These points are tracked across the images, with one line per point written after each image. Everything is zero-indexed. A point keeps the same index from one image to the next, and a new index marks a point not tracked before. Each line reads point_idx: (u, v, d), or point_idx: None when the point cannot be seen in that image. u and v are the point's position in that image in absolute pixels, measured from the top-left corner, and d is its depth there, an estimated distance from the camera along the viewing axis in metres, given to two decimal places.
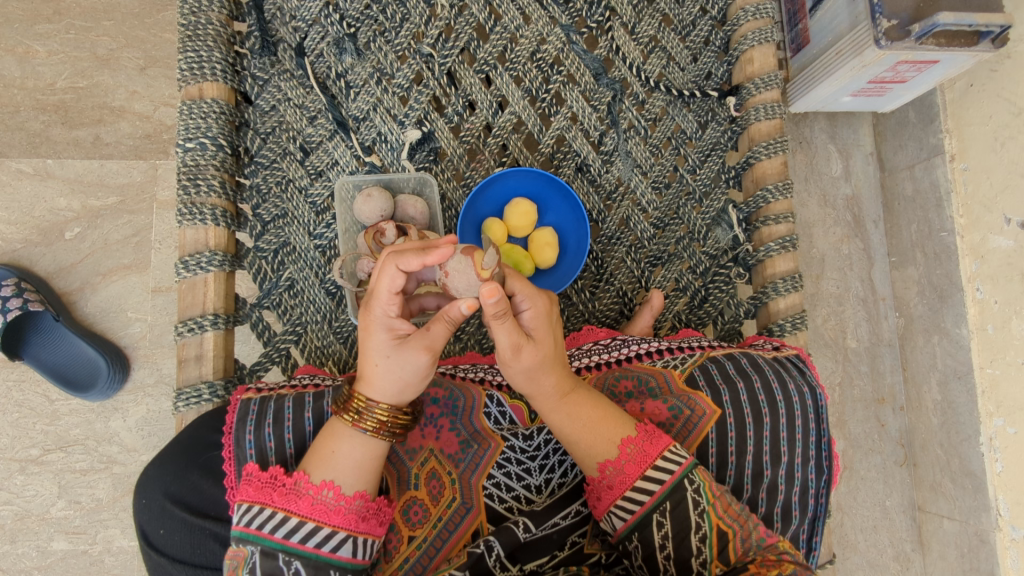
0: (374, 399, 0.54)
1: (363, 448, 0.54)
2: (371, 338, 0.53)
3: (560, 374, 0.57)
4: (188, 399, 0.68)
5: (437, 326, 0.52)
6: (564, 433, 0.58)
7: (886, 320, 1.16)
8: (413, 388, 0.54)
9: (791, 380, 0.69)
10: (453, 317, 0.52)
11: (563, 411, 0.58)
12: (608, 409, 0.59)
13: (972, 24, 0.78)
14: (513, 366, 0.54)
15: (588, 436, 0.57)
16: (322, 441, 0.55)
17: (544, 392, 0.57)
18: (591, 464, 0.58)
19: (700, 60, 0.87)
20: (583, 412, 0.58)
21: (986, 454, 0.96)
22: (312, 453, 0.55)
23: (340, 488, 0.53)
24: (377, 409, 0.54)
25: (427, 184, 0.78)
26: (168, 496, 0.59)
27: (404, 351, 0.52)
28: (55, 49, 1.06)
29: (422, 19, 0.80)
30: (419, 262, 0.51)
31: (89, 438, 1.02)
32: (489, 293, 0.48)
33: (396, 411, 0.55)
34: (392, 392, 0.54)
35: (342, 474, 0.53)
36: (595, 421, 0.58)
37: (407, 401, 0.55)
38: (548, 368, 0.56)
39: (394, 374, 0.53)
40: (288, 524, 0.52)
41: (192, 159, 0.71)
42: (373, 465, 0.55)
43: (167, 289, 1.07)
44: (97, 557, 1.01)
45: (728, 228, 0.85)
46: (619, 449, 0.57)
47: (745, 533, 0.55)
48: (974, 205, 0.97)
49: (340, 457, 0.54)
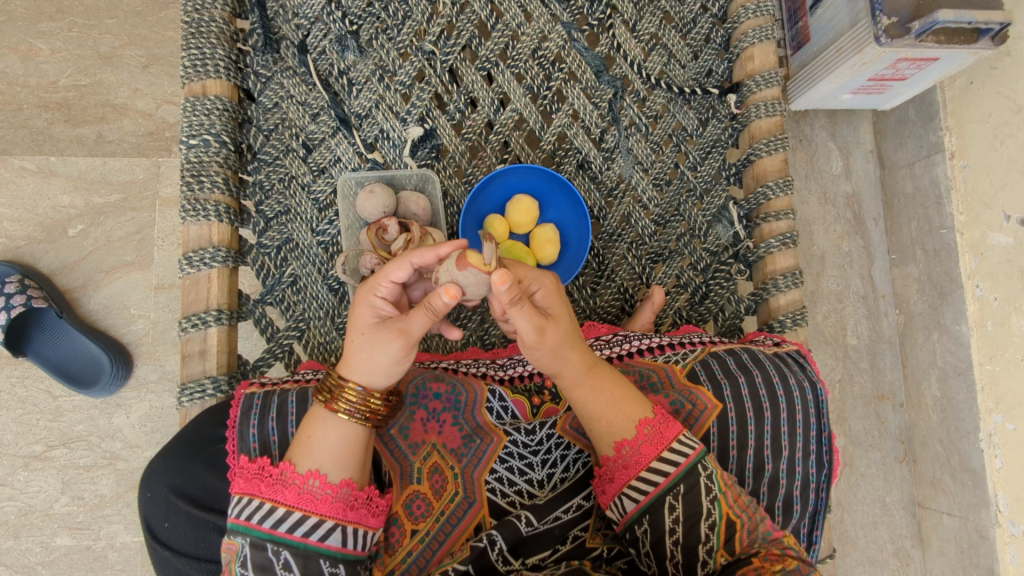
0: (348, 378, 0.55)
1: (340, 433, 0.55)
2: (356, 316, 0.55)
3: (582, 351, 0.58)
4: (192, 394, 0.68)
5: (418, 314, 0.52)
6: (587, 411, 0.59)
7: (886, 318, 1.16)
8: (387, 374, 0.55)
9: (792, 375, 0.69)
10: (435, 308, 0.51)
11: (587, 388, 0.58)
12: (628, 389, 0.60)
13: (972, 22, 0.79)
14: (539, 349, 0.55)
15: (611, 413, 0.58)
16: (306, 431, 0.55)
17: (569, 370, 0.58)
18: (609, 442, 0.58)
19: (701, 58, 0.87)
20: (606, 391, 0.59)
21: (985, 450, 0.96)
22: (296, 443, 0.55)
23: (325, 477, 0.53)
24: (347, 390, 0.55)
25: (429, 180, 0.79)
26: (172, 489, 0.59)
27: (380, 332, 0.53)
28: (57, 47, 1.07)
29: (424, 17, 0.80)
30: (432, 255, 0.55)
31: (92, 435, 1.03)
32: (501, 281, 0.48)
33: (367, 395, 0.55)
34: (365, 374, 0.55)
35: (325, 462, 0.54)
36: (616, 399, 0.59)
37: (381, 386, 0.55)
38: (571, 345, 0.57)
39: (366, 353, 0.54)
40: (275, 515, 0.52)
41: (196, 156, 0.72)
42: (354, 451, 0.55)
43: (169, 286, 1.07)
44: (100, 553, 1.01)
45: (729, 225, 0.85)
46: (637, 428, 0.58)
47: (752, 525, 0.56)
48: (974, 202, 0.97)
49: (319, 444, 0.54)
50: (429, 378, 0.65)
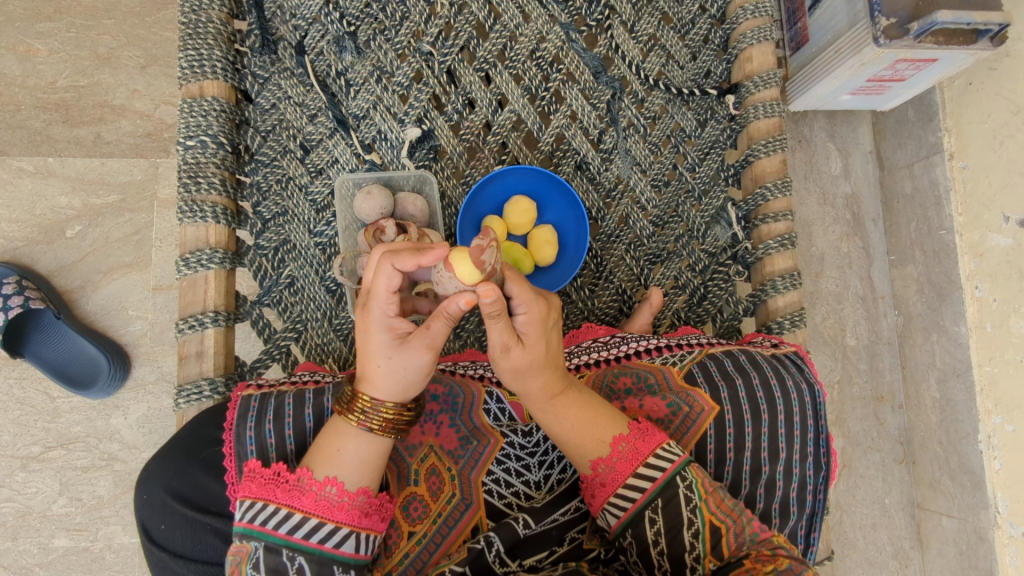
0: (378, 399, 0.54)
1: (369, 446, 0.55)
2: (371, 339, 0.53)
3: (552, 376, 0.57)
4: (189, 396, 0.68)
5: (437, 324, 0.51)
6: (553, 431, 0.59)
7: (885, 318, 1.16)
8: (417, 385, 0.55)
9: (789, 377, 0.69)
10: (452, 314, 0.51)
11: (553, 411, 0.58)
12: (601, 408, 0.59)
13: (971, 22, 0.79)
14: (502, 363, 0.55)
15: (576, 434, 0.58)
16: (325, 438, 0.55)
17: (534, 392, 0.57)
18: (582, 461, 0.58)
19: (700, 58, 0.87)
20: (571, 413, 0.58)
21: (985, 451, 0.96)
22: (314, 451, 0.55)
23: (343, 485, 0.53)
24: (384, 408, 0.54)
25: (427, 181, 0.79)
26: (169, 492, 0.59)
27: (406, 350, 0.53)
28: (56, 47, 1.07)
29: (422, 18, 0.80)
30: (414, 262, 0.51)
31: (90, 436, 1.03)
32: (484, 293, 0.49)
33: (400, 407, 0.55)
34: (398, 391, 0.54)
35: (343, 470, 0.54)
36: (585, 419, 0.58)
37: (412, 397, 0.56)
38: (539, 370, 0.56)
39: (396, 372, 0.53)
40: (292, 521, 0.52)
41: (193, 157, 0.71)
42: (376, 461, 0.55)
43: (168, 286, 1.07)
44: (98, 554, 1.01)
45: (727, 227, 0.85)
46: (611, 447, 0.57)
47: (738, 528, 0.55)
48: (973, 203, 0.97)
49: (340, 452, 0.54)
50: (426, 379, 0.65)
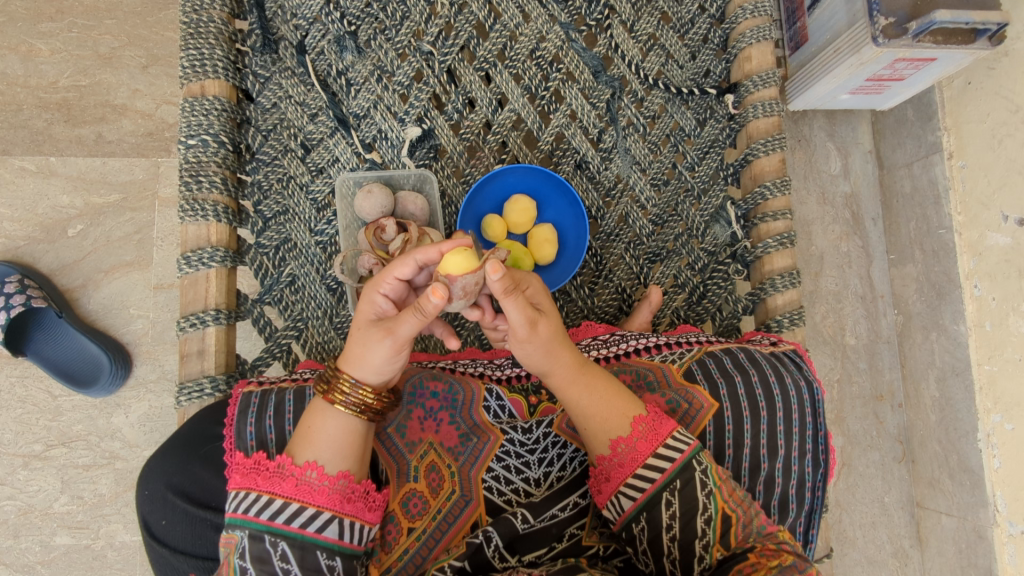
0: (343, 371, 0.55)
1: (341, 425, 0.55)
2: (361, 315, 0.56)
3: (573, 350, 0.60)
4: (190, 393, 0.69)
5: (409, 316, 0.52)
6: (582, 410, 0.59)
7: (885, 318, 1.16)
8: (377, 371, 0.55)
9: (788, 374, 0.69)
10: (427, 312, 0.51)
11: (578, 387, 0.59)
12: (619, 386, 0.61)
13: (969, 21, 0.79)
14: (530, 344, 0.56)
15: (605, 410, 0.59)
16: (305, 423, 0.56)
17: (560, 368, 0.59)
18: (605, 440, 0.58)
19: (699, 58, 0.87)
20: (598, 386, 0.60)
21: (984, 450, 0.96)
22: (296, 437, 0.55)
23: (322, 468, 0.53)
24: (343, 382, 0.55)
25: (427, 180, 0.79)
26: (169, 487, 0.59)
27: (372, 328, 0.54)
28: (57, 47, 1.07)
29: (422, 17, 0.80)
30: (435, 250, 0.55)
31: (91, 434, 1.03)
32: (494, 270, 0.50)
33: (362, 387, 0.55)
34: (359, 370, 0.55)
35: (322, 453, 0.54)
36: (608, 394, 0.59)
37: (376, 381, 0.55)
38: (562, 342, 0.58)
39: (360, 350, 0.54)
40: (273, 506, 0.52)
41: (194, 156, 0.72)
42: (353, 444, 0.55)
43: (168, 286, 1.07)
44: (100, 552, 1.02)
45: (726, 225, 0.85)
46: (632, 425, 0.58)
47: (747, 519, 0.56)
48: (972, 202, 0.97)
49: (319, 433, 0.54)
50: (427, 377, 0.65)
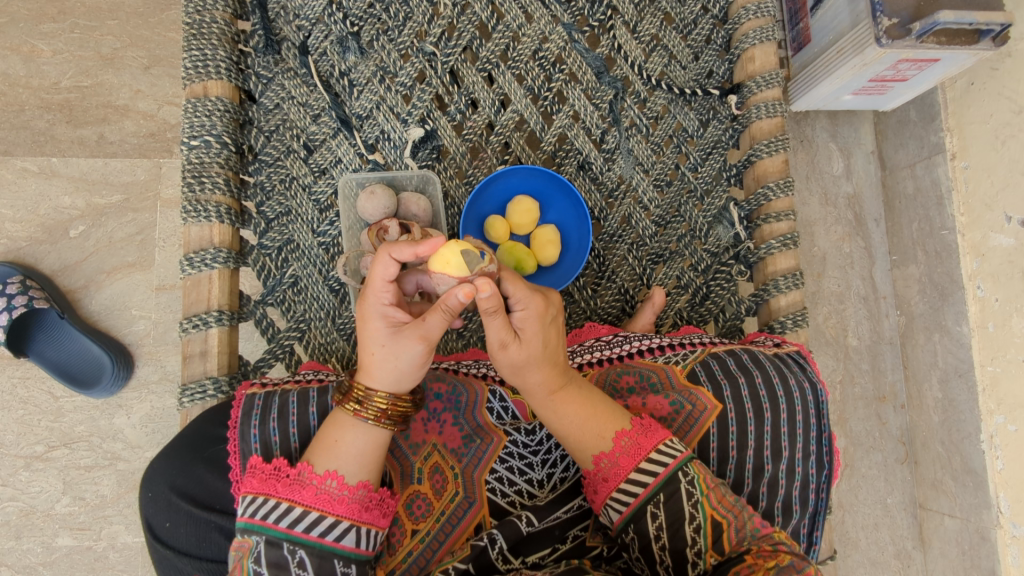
0: (373, 388, 0.55)
1: (366, 438, 0.55)
2: (368, 326, 0.55)
3: (551, 372, 0.59)
4: (193, 394, 0.69)
5: (435, 316, 0.53)
6: (552, 427, 0.60)
7: (887, 319, 1.16)
8: (412, 376, 0.55)
9: (792, 375, 0.69)
10: (452, 307, 0.52)
11: (552, 407, 0.59)
12: (600, 406, 0.60)
13: (973, 23, 0.79)
14: (500, 360, 0.57)
15: (576, 431, 0.59)
16: (326, 432, 0.56)
17: (533, 388, 0.59)
18: (586, 455, 0.59)
19: (702, 58, 0.87)
20: (570, 410, 0.59)
21: (987, 451, 0.96)
22: (316, 445, 0.55)
23: (343, 478, 0.53)
24: (375, 398, 0.55)
25: (430, 181, 0.79)
26: (173, 489, 0.59)
27: (399, 339, 0.53)
28: (59, 48, 1.07)
29: (425, 18, 0.80)
30: (412, 252, 0.52)
31: (94, 435, 1.03)
32: (483, 287, 0.51)
33: (396, 399, 0.55)
34: (392, 381, 0.55)
35: (345, 463, 0.54)
36: (583, 419, 0.59)
37: (409, 388, 0.56)
38: (536, 366, 0.57)
39: (390, 362, 0.54)
40: (292, 514, 0.52)
41: (198, 157, 0.72)
42: (375, 454, 0.55)
43: (170, 286, 1.07)
44: (101, 553, 1.01)
45: (729, 226, 0.85)
46: (613, 441, 0.58)
47: (740, 523, 0.55)
48: (975, 203, 0.97)
49: (343, 446, 0.54)
50: (430, 378, 0.65)
